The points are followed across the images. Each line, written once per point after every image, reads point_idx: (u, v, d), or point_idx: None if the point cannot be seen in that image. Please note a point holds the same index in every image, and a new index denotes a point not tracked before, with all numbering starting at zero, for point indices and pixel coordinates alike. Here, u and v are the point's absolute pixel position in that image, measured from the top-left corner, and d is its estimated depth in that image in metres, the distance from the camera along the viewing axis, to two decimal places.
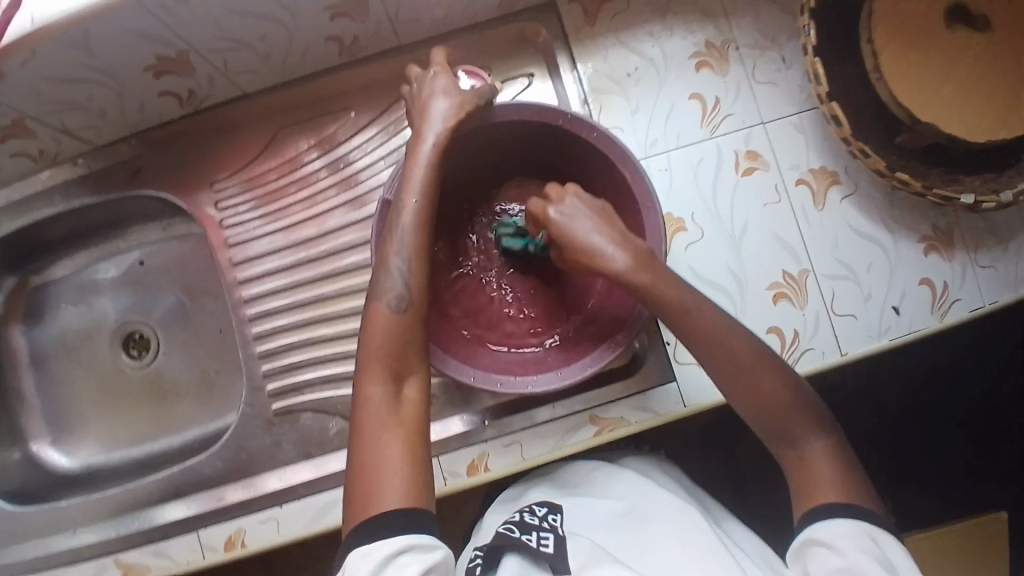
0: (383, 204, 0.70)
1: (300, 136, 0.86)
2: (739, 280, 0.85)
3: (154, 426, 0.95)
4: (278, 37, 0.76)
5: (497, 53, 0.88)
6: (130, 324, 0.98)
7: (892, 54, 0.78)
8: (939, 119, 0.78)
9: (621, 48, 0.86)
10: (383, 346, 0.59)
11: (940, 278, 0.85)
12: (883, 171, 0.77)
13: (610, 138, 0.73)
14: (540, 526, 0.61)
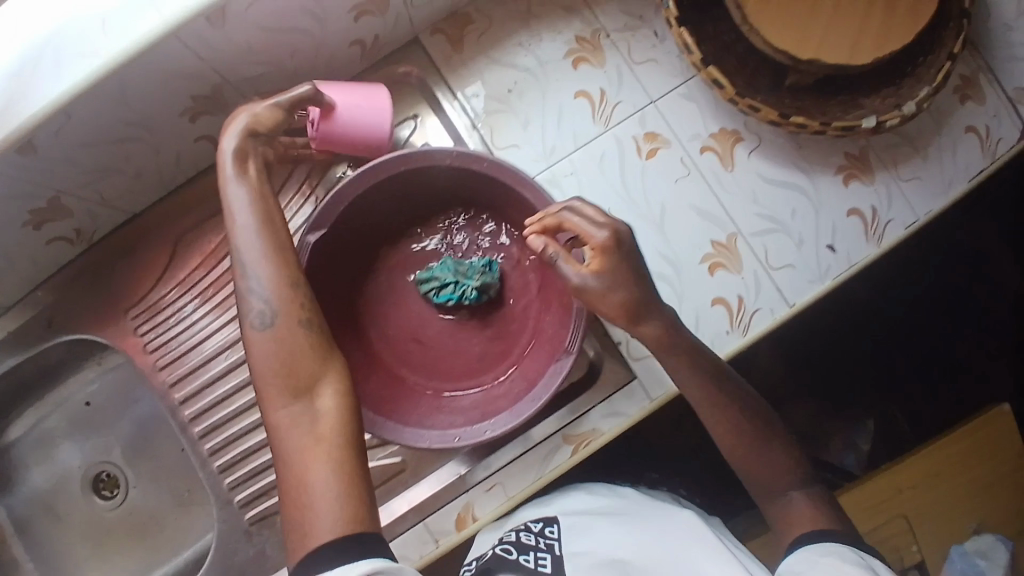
0: None
1: (201, 239, 0.84)
2: (671, 262, 0.83)
3: (148, 562, 0.94)
4: (144, 152, 0.76)
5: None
6: (97, 466, 0.97)
7: (757, 3, 0.75)
8: (823, 54, 0.75)
9: (494, 65, 0.85)
10: (264, 371, 0.56)
11: (867, 205, 0.84)
12: (777, 120, 0.77)
13: (502, 165, 0.73)
14: (537, 546, 0.65)
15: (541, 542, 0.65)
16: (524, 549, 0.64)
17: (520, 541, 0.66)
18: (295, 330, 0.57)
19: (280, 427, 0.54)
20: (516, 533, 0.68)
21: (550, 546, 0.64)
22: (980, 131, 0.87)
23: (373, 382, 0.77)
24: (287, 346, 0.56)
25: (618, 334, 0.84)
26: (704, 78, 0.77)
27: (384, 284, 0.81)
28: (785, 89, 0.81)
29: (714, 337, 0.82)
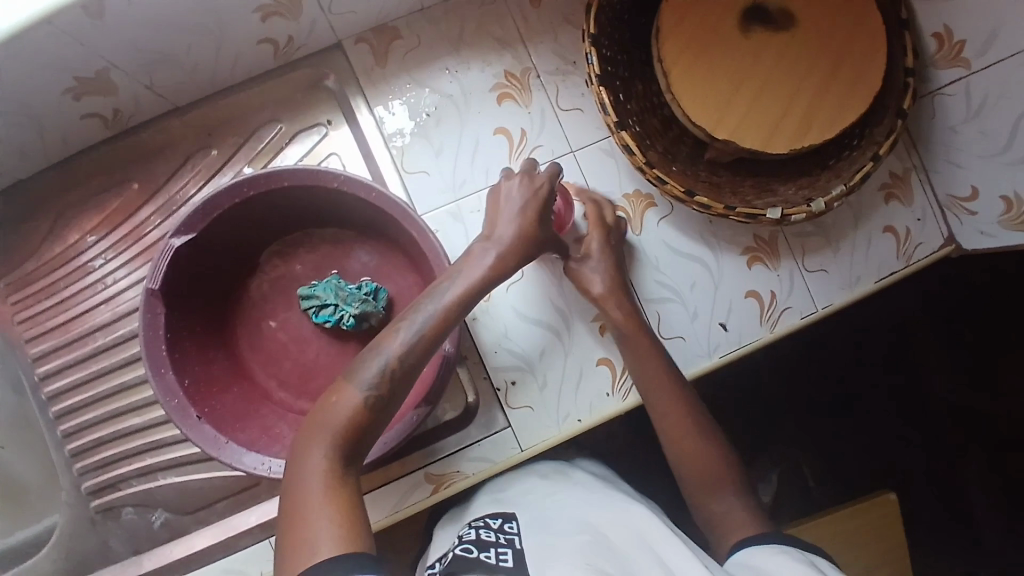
0: (149, 295, 0.67)
1: (80, 218, 0.80)
2: (563, 316, 0.82)
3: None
4: (31, 121, 0.72)
5: (287, 103, 0.83)
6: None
7: (682, 71, 0.75)
8: (739, 134, 0.75)
9: (416, 86, 0.82)
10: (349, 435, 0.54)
11: (768, 288, 0.83)
12: (682, 197, 0.74)
13: (390, 198, 0.70)
14: (494, 543, 0.59)
15: (501, 539, 0.59)
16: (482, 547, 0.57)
17: (480, 539, 0.60)
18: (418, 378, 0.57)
19: (299, 464, 0.51)
20: (475, 531, 0.62)
21: (511, 542, 0.58)
22: (899, 232, 0.86)
23: (220, 399, 0.72)
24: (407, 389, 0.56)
25: (497, 380, 0.82)
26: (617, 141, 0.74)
27: (263, 296, 0.80)
28: (703, 161, 0.81)
29: (592, 396, 0.82)
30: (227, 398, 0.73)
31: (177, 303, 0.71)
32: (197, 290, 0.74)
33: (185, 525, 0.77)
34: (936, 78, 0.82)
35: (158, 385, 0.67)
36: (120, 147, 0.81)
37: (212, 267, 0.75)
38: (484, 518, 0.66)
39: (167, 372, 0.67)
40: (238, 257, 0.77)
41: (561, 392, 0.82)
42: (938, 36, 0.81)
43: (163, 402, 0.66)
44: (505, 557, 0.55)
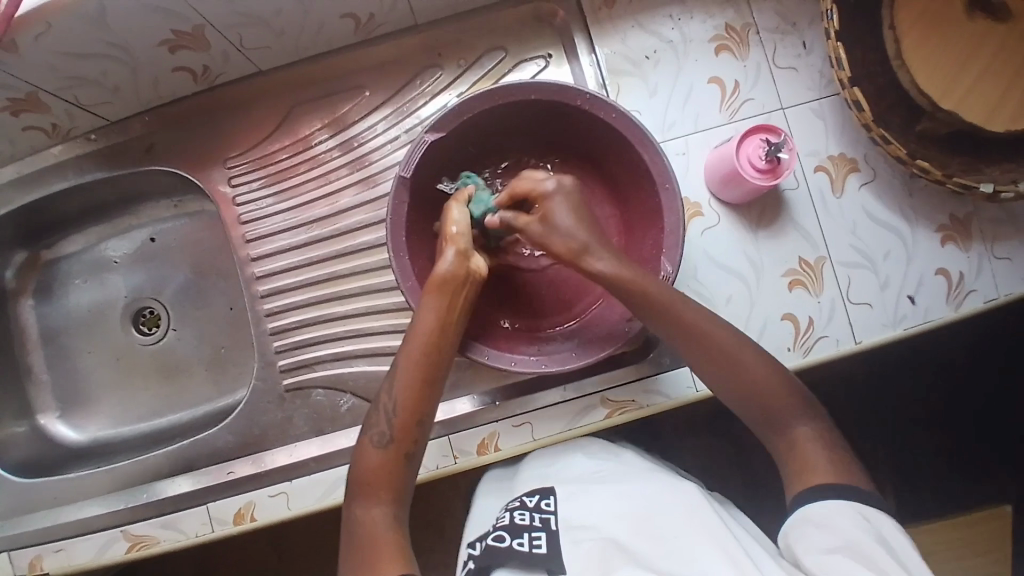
0: (399, 181, 0.72)
1: (311, 116, 0.88)
2: (754, 266, 0.84)
3: (165, 400, 0.97)
4: (293, 12, 0.77)
5: (517, 32, 0.87)
6: (142, 300, 0.99)
7: (913, 41, 0.75)
8: (962, 107, 0.75)
9: (640, 31, 0.85)
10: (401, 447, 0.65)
11: (957, 268, 0.84)
12: (903, 158, 0.77)
13: (630, 121, 0.72)
14: (530, 526, 0.65)
15: (535, 522, 0.66)
16: (517, 533, 0.65)
17: (515, 522, 0.66)
18: (421, 422, 0.66)
19: (362, 528, 0.62)
20: (511, 512, 0.68)
21: (547, 524, 0.65)
22: None
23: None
24: (411, 432, 0.65)
25: None
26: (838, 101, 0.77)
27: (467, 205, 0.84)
28: (907, 136, 0.81)
29: (775, 350, 0.82)
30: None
31: (413, 196, 0.75)
32: (426, 187, 0.77)
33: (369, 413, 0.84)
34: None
35: (395, 266, 0.70)
36: (358, 53, 0.87)
37: (438, 168, 0.78)
38: (522, 495, 0.72)
39: (404, 255, 0.71)
40: (461, 161, 0.81)
41: None
42: None
43: (401, 281, 0.69)
44: (540, 543, 0.63)
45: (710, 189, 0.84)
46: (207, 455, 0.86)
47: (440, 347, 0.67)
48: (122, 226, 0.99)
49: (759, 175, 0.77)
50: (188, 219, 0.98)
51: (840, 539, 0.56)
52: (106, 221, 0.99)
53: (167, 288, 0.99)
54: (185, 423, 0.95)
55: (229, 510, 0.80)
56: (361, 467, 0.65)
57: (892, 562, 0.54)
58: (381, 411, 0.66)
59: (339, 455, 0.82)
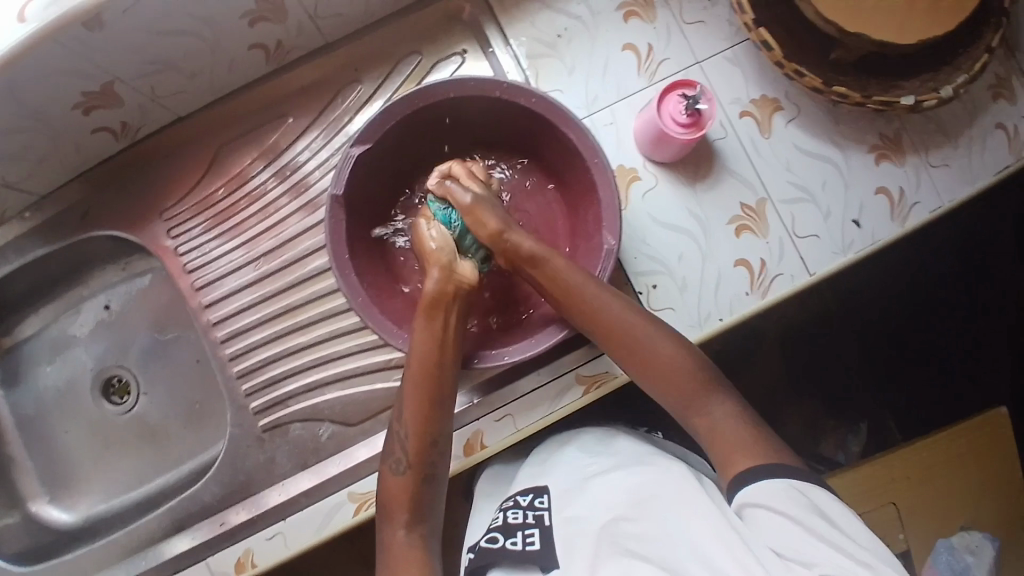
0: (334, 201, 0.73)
1: (241, 153, 0.88)
2: (700, 219, 0.85)
3: (152, 463, 0.96)
4: (200, 52, 0.78)
5: (433, 31, 0.88)
6: (110, 368, 0.98)
7: None
8: (865, 29, 0.75)
9: (548, 11, 0.86)
10: (420, 465, 0.66)
11: (895, 185, 0.86)
12: (820, 87, 0.80)
13: (550, 101, 0.74)
14: (523, 524, 0.67)
15: (528, 519, 0.67)
16: (510, 533, 0.66)
17: (508, 522, 0.68)
18: (434, 438, 0.67)
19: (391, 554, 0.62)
20: (504, 513, 0.70)
21: (538, 521, 0.66)
22: (1010, 129, 0.87)
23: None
24: (427, 444, 0.66)
25: (640, 283, 0.84)
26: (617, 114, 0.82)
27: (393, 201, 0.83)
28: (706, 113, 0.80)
29: (732, 297, 0.83)
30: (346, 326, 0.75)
31: (350, 214, 0.76)
32: (362, 202, 0.78)
33: (351, 436, 0.84)
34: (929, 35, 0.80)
35: (343, 283, 0.71)
36: (276, 82, 0.87)
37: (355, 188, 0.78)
38: (516, 494, 0.73)
39: (350, 272, 0.72)
40: (398, 168, 0.82)
41: (701, 296, 0.83)
42: None
43: (350, 296, 0.70)
44: (533, 540, 0.64)
45: (641, 152, 0.85)
46: (203, 508, 0.86)
47: (439, 370, 0.68)
48: (77, 298, 0.98)
49: (684, 129, 0.78)
50: (140, 281, 0.97)
51: (783, 522, 0.54)
52: (59, 297, 0.98)
53: (132, 353, 0.98)
54: (177, 481, 0.94)
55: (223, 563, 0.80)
56: (385, 496, 0.66)
57: (839, 535, 0.53)
58: (396, 437, 0.68)
59: (331, 483, 0.81)
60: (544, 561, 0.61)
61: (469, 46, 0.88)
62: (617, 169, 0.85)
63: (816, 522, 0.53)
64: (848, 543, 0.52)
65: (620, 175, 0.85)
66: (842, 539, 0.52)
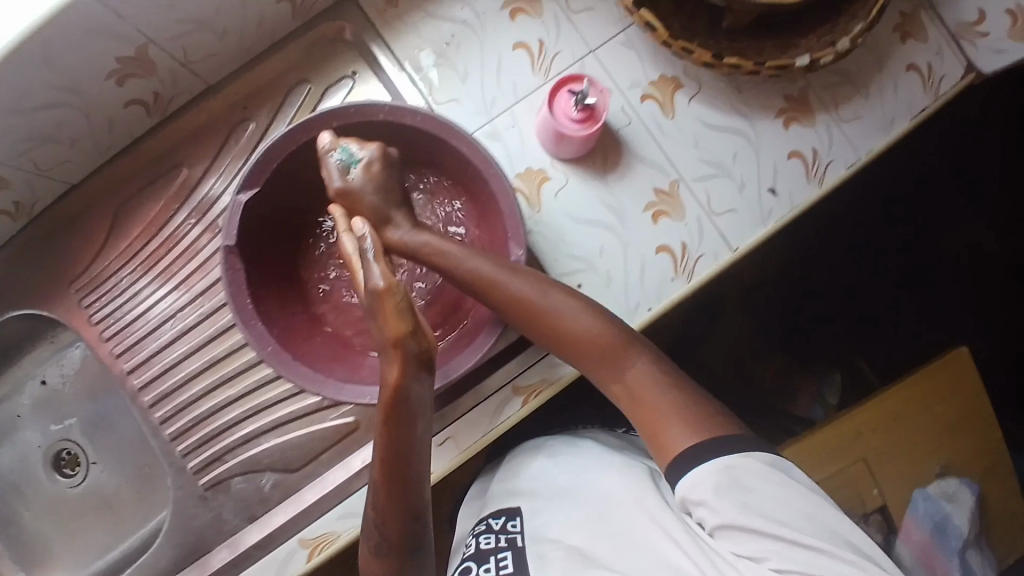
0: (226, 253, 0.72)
1: (143, 212, 0.87)
2: (614, 211, 0.83)
3: (115, 534, 0.96)
4: (78, 119, 0.78)
5: (315, 60, 0.87)
6: (58, 445, 0.98)
7: None
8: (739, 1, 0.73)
9: (430, 20, 0.84)
10: (399, 546, 0.62)
11: (807, 146, 0.84)
12: (712, 61, 0.78)
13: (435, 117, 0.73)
14: (496, 549, 0.68)
15: (501, 542, 0.69)
16: (483, 559, 0.67)
17: (481, 548, 0.69)
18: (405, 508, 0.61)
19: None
20: (477, 538, 0.71)
21: (511, 543, 0.68)
22: (922, 69, 0.86)
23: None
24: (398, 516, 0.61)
25: (565, 286, 0.82)
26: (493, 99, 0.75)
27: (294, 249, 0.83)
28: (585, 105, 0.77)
29: (658, 284, 0.82)
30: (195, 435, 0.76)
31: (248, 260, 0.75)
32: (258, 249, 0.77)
33: (295, 482, 0.83)
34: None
35: (250, 336, 0.71)
36: (165, 134, 0.86)
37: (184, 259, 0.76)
38: (488, 517, 0.74)
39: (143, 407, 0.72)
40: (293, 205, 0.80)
41: (628, 288, 0.82)
42: None
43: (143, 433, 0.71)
44: (505, 565, 0.66)
45: (546, 148, 0.83)
46: (160, 573, 0.84)
47: (404, 460, 0.59)
48: (12, 381, 0.97)
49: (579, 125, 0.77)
50: (72, 355, 0.97)
51: (719, 520, 0.54)
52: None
53: (77, 427, 0.97)
54: (142, 548, 0.94)
55: None
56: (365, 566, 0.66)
57: (771, 522, 0.54)
58: (370, 522, 0.63)
59: (283, 530, 0.80)
60: None
61: (354, 67, 0.86)
62: (524, 173, 0.83)
63: (752, 517, 0.54)
64: (783, 530, 0.53)
65: (528, 178, 0.83)
66: (777, 526, 0.53)
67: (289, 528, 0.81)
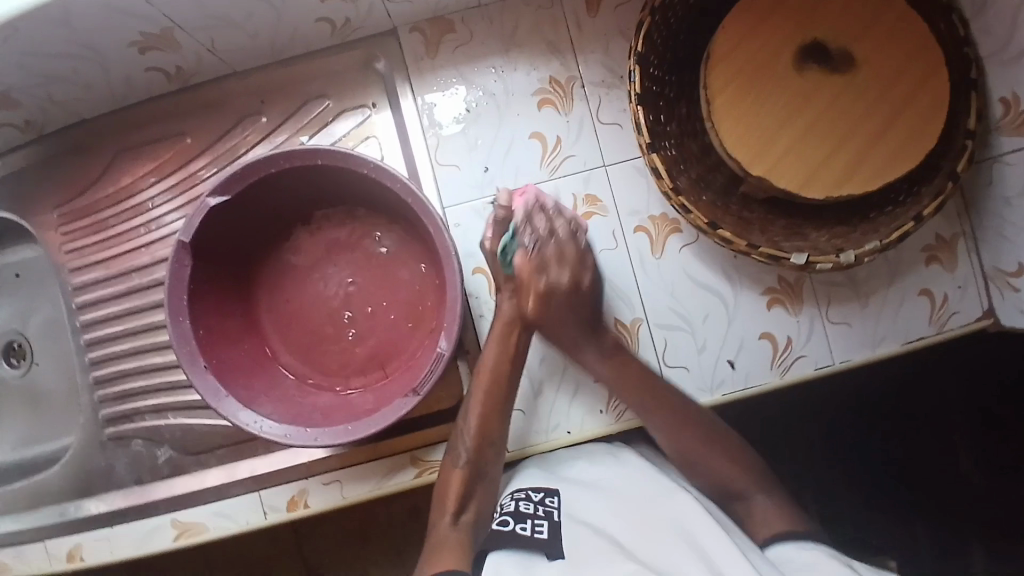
0: (329, 155, 0.72)
1: (281, 122, 0.87)
2: (732, 282, 0.83)
3: (120, 410, 0.89)
4: (265, 17, 0.76)
5: (509, 37, 0.84)
6: (92, 303, 0.90)
7: (858, 77, 0.73)
8: (902, 145, 0.72)
9: (621, 41, 0.83)
10: (455, 485, 0.73)
11: (941, 289, 0.82)
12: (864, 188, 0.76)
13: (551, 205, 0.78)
14: (534, 514, 0.66)
15: (539, 511, 0.66)
16: (521, 519, 0.65)
17: (518, 509, 0.67)
18: (490, 446, 0.75)
19: (439, 537, 0.68)
20: (514, 500, 0.69)
21: (549, 514, 0.65)
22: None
23: (226, 351, 0.78)
24: (483, 455, 0.74)
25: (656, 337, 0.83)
26: (647, 162, 0.76)
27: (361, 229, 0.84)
28: (736, 195, 0.80)
29: (750, 367, 0.82)
30: (234, 352, 0.79)
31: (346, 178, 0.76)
32: (354, 184, 0.78)
33: None
34: (997, 143, 0.75)
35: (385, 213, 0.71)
36: (335, 58, 0.86)
37: (278, 192, 0.78)
38: (527, 489, 0.71)
39: (183, 320, 0.73)
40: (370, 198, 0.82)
41: (718, 361, 0.83)
42: (1004, 102, 0.73)
43: (175, 346, 0.72)
44: (541, 530, 0.63)
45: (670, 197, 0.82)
46: (193, 461, 0.88)
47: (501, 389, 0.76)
48: (78, 224, 0.91)
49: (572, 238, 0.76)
50: (140, 216, 0.89)
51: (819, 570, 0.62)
52: (58, 214, 0.91)
53: (114, 289, 0.89)
54: (144, 435, 0.89)
55: (193, 524, 0.84)
56: (443, 487, 0.74)
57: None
58: (459, 438, 0.76)
59: (325, 462, 0.84)
60: (550, 550, 0.60)
61: (543, 64, 0.84)
62: (657, 216, 0.83)
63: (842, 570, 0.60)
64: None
65: (659, 223, 0.83)
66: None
67: (330, 462, 0.85)
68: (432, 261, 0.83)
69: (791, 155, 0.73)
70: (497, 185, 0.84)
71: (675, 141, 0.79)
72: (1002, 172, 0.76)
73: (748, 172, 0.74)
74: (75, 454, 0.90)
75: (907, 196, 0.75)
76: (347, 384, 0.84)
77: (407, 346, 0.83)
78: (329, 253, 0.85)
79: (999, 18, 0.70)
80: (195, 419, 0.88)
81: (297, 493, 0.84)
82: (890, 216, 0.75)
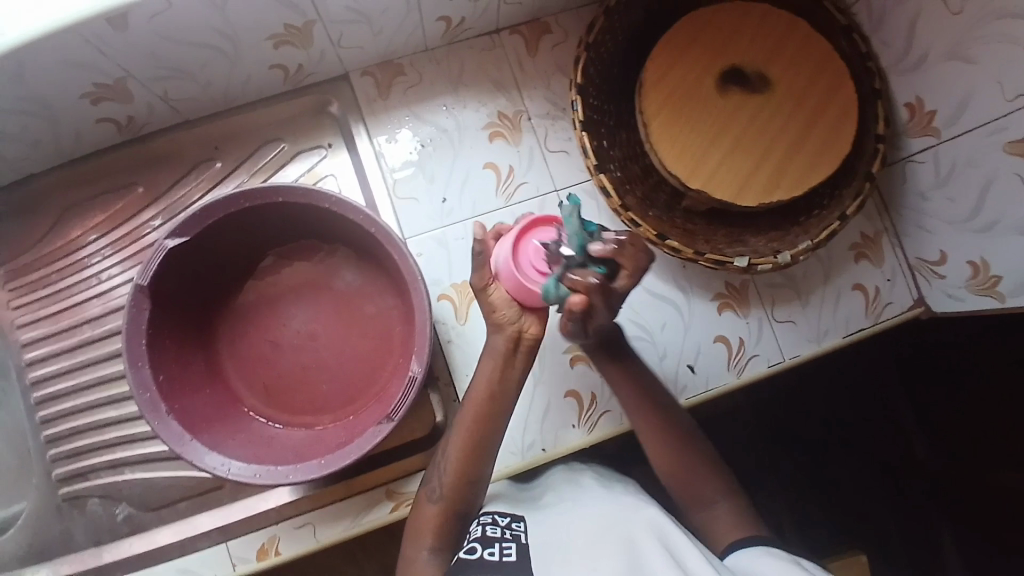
0: (288, 191, 0.73)
1: (237, 166, 0.89)
2: (685, 290, 0.88)
3: (73, 471, 0.85)
4: (219, 64, 0.79)
5: (456, 77, 0.89)
6: (42, 361, 0.87)
7: (778, 97, 0.81)
8: (822, 155, 0.79)
9: (561, 75, 0.90)
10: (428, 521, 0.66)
11: (871, 283, 0.89)
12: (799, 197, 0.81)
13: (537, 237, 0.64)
14: (501, 538, 0.63)
15: (506, 534, 0.63)
16: (488, 543, 0.62)
17: (485, 534, 0.63)
18: (471, 480, 0.68)
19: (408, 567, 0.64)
20: (481, 525, 0.65)
21: (517, 537, 0.62)
22: None
23: (188, 398, 0.75)
24: (461, 490, 0.67)
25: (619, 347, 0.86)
26: (596, 182, 0.80)
27: (319, 265, 0.85)
28: (679, 211, 0.85)
29: (709, 370, 0.86)
30: (197, 399, 0.76)
31: (303, 210, 0.77)
32: (308, 216, 0.78)
33: None
34: (908, 144, 0.84)
35: None
36: (288, 103, 0.89)
37: (237, 232, 0.78)
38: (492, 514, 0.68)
39: (144, 367, 0.71)
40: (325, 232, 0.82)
41: (679, 366, 0.86)
42: (910, 106, 0.82)
43: (136, 395, 0.69)
44: (510, 552, 0.60)
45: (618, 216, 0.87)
46: (155, 517, 0.83)
47: (485, 421, 0.68)
48: (26, 281, 0.88)
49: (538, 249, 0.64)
50: (92, 266, 0.88)
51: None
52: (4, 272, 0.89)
53: (64, 344, 0.87)
54: (101, 495, 0.84)
55: None
56: (416, 521, 0.68)
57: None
58: (436, 469, 0.69)
59: (298, 504, 0.81)
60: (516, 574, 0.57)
61: (490, 100, 0.89)
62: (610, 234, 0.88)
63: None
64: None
65: None
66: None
67: (302, 506, 0.81)
68: (396, 291, 0.83)
69: (724, 168, 0.79)
70: (455, 214, 0.87)
71: (618, 162, 0.84)
72: (915, 170, 0.84)
73: (686, 185, 0.80)
74: (28, 521, 0.85)
75: (830, 199, 0.82)
76: (316, 422, 0.81)
77: (372, 380, 0.82)
78: (290, 294, 0.84)
79: (895, 35, 0.81)
80: (154, 473, 0.84)
81: (267, 541, 0.80)
82: (818, 218, 0.82)
